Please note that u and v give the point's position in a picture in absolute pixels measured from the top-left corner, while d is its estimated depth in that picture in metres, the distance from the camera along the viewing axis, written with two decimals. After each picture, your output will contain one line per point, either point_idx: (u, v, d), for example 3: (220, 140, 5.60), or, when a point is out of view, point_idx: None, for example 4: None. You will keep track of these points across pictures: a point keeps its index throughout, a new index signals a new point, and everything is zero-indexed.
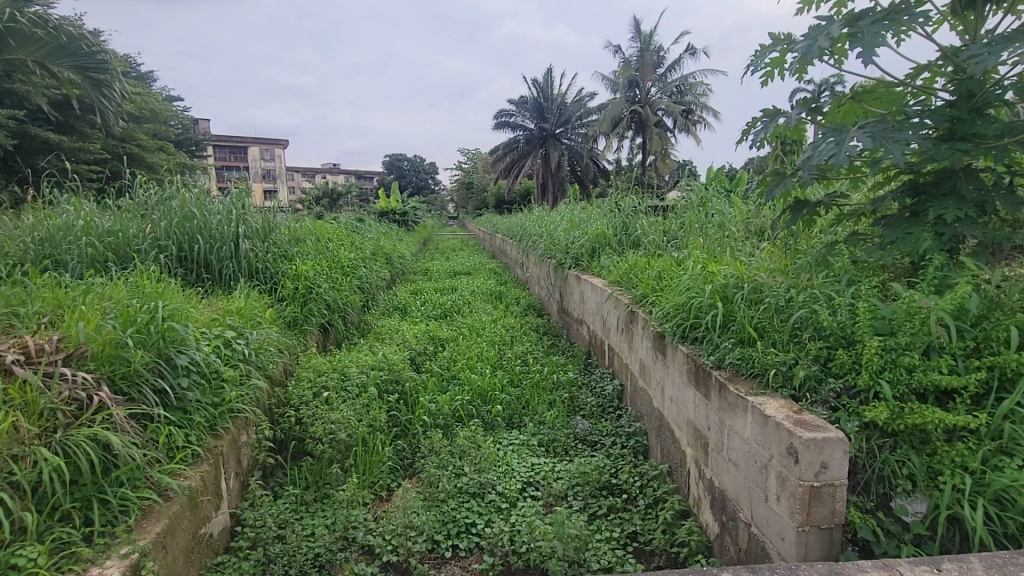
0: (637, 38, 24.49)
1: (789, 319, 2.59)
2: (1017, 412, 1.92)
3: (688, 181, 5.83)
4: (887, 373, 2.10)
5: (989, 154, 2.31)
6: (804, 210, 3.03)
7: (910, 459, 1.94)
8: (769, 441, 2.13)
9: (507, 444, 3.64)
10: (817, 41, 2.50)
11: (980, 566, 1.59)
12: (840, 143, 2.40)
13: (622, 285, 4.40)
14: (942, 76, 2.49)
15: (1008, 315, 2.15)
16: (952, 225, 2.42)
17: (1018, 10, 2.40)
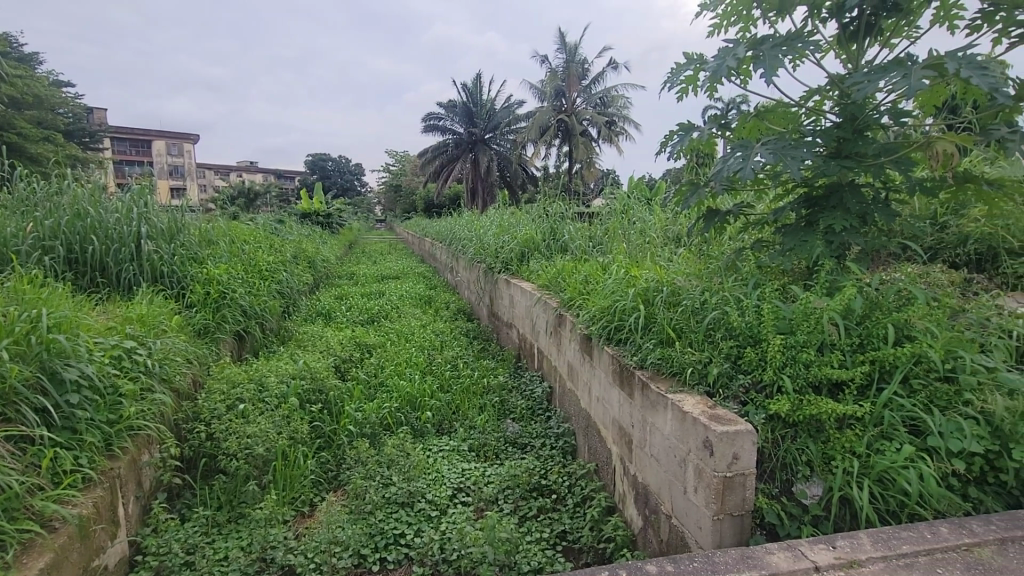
0: (564, 50, 25.20)
1: (703, 319, 2.76)
2: (894, 400, 2.17)
3: (611, 189, 6.07)
4: (788, 368, 2.29)
5: (870, 171, 2.60)
6: (716, 218, 3.25)
7: (808, 447, 2.13)
8: (687, 436, 2.25)
9: (437, 451, 3.59)
10: (726, 62, 2.71)
11: (867, 541, 1.77)
12: (746, 157, 2.60)
13: (550, 289, 4.50)
14: (830, 99, 2.77)
15: (886, 314, 2.43)
16: (840, 234, 2.70)
17: (890, 44, 2.72)
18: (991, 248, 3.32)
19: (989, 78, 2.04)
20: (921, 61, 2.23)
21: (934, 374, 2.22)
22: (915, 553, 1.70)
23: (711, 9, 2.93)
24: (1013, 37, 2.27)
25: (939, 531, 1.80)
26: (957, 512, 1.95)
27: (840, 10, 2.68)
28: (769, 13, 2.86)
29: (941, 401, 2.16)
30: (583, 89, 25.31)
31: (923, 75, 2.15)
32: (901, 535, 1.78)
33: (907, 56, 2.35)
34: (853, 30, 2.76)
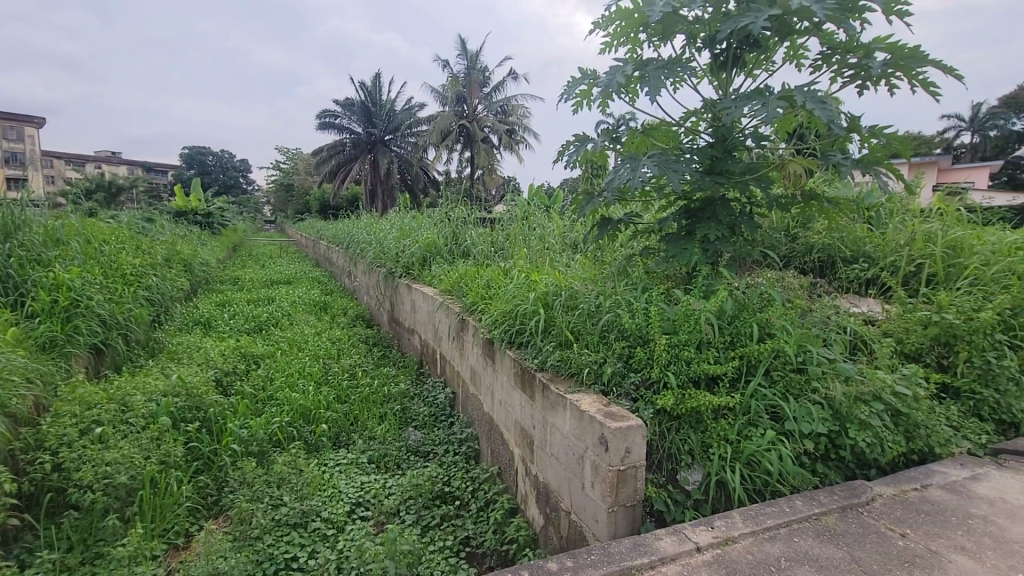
0: (465, 56, 25.33)
1: (598, 322, 2.91)
2: (759, 390, 2.44)
3: (512, 196, 6.20)
4: (672, 365, 2.49)
5: (738, 187, 2.91)
6: (608, 226, 3.45)
7: (689, 437, 2.33)
8: (585, 433, 2.35)
9: (333, 465, 3.42)
10: (615, 79, 2.91)
11: (739, 519, 1.97)
12: (634, 169, 2.80)
13: (452, 294, 4.48)
14: (705, 121, 3.07)
15: (752, 314, 2.73)
16: (714, 243, 2.99)
17: (753, 75, 3.08)
18: (831, 256, 3.88)
19: (828, 111, 2.39)
20: (777, 92, 2.55)
21: (790, 366, 2.53)
22: (776, 526, 1.92)
23: (602, 29, 3.12)
24: (844, 78, 2.68)
25: (795, 504, 2.06)
26: (809, 486, 2.24)
27: (711, 42, 2.98)
28: (653, 38, 3.11)
29: (795, 390, 2.47)
30: (485, 96, 25.59)
31: (778, 105, 2.46)
32: (766, 511, 2.01)
33: (765, 87, 2.68)
34: (722, 61, 3.09)
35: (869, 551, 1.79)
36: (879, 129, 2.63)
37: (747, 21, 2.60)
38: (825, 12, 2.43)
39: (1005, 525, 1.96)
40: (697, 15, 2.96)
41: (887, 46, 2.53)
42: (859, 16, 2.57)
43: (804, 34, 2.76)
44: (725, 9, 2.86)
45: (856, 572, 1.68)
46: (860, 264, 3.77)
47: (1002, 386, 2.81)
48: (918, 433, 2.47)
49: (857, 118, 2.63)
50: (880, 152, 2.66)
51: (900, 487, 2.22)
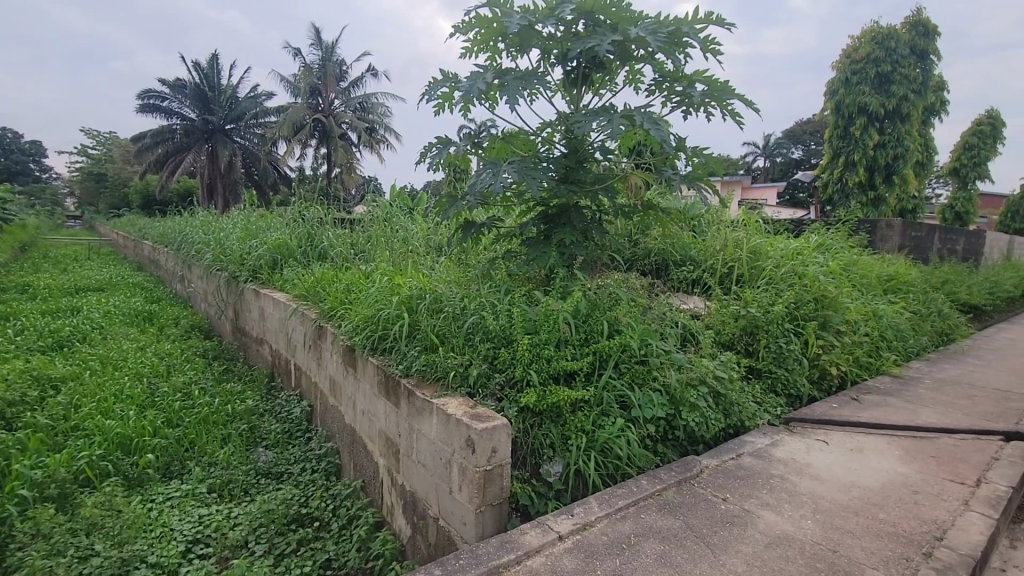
0: (319, 46, 23.83)
1: (463, 324, 2.94)
2: (610, 382, 2.66)
3: (373, 196, 5.97)
4: (534, 364, 2.59)
5: (589, 196, 3.16)
6: (472, 230, 3.50)
7: (550, 431, 2.45)
8: (452, 438, 2.35)
9: (163, 500, 2.97)
10: (476, 84, 2.97)
11: (596, 503, 2.13)
12: (496, 174, 2.88)
13: (308, 299, 4.17)
14: (559, 132, 3.27)
15: (603, 312, 2.97)
16: (569, 247, 3.20)
17: (600, 94, 3.37)
18: (665, 259, 4.41)
19: (661, 131, 2.70)
20: (620, 111, 2.82)
21: (635, 358, 2.80)
22: (627, 506, 2.11)
23: (463, 34, 3.16)
24: (673, 103, 3.05)
25: (641, 483, 2.28)
26: (652, 465, 2.50)
27: (563, 59, 3.19)
28: (511, 49, 3.24)
29: (639, 380, 2.74)
30: (342, 91, 24.34)
31: (621, 122, 2.72)
32: (618, 493, 2.20)
33: (610, 106, 2.94)
34: (573, 78, 3.32)
35: (700, 517, 2.05)
36: (700, 150, 3.05)
37: (595, 43, 2.83)
38: (658, 43, 2.74)
39: (795, 481, 2.40)
40: (551, 32, 3.15)
41: (705, 79, 2.94)
42: (684, 50, 2.95)
43: (641, 61, 3.09)
44: (575, 30, 3.08)
45: (691, 537, 1.92)
46: (688, 266, 4.32)
47: (790, 366, 3.44)
48: (733, 410, 2.91)
49: (684, 139, 3.02)
50: (701, 170, 3.08)
51: (721, 457, 2.59)
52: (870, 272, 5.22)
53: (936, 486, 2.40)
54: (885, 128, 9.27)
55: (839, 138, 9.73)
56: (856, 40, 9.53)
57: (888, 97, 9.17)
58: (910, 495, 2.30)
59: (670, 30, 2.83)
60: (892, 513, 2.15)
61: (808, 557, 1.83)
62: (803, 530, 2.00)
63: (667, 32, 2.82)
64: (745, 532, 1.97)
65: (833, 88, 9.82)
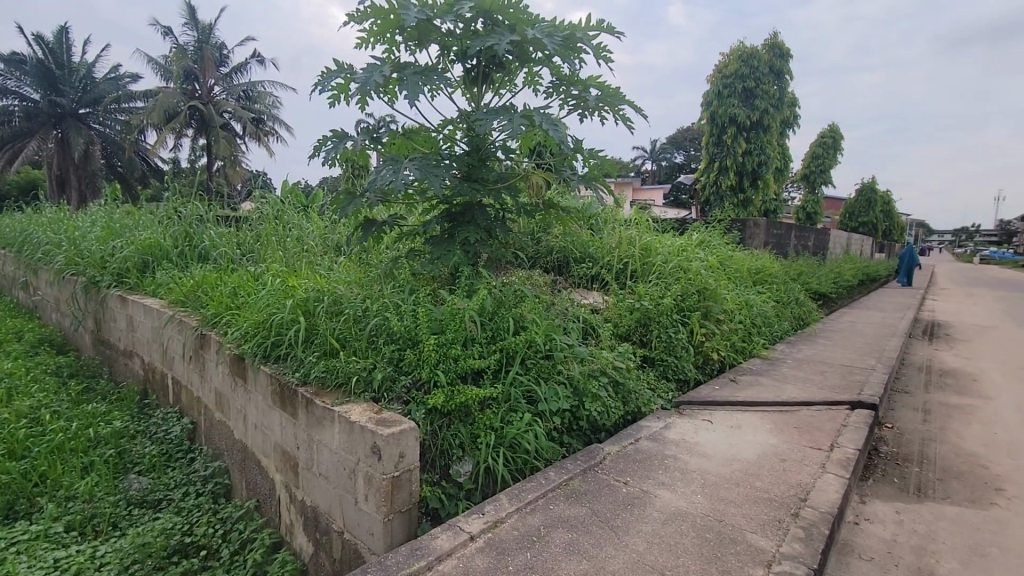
0: (194, 26, 21.60)
1: (365, 327, 2.82)
2: (517, 378, 2.69)
3: (261, 192, 5.53)
4: (441, 364, 2.55)
5: (491, 194, 3.17)
6: (372, 228, 3.38)
7: (459, 431, 2.43)
8: (356, 446, 2.24)
9: (5, 547, 2.53)
10: (373, 76, 2.87)
11: (507, 499, 2.15)
12: (396, 171, 2.80)
13: (187, 305, 3.77)
14: (460, 130, 3.25)
15: (509, 309, 3.00)
16: (473, 245, 3.20)
17: (500, 94, 3.40)
18: (566, 256, 4.57)
19: (559, 132, 2.78)
20: (520, 111, 2.87)
21: (540, 353, 2.86)
22: (536, 498, 2.16)
23: (357, 23, 3.03)
24: (570, 105, 3.16)
25: (549, 475, 2.34)
26: (558, 456, 2.58)
27: (463, 56, 3.18)
28: (409, 42, 3.16)
29: (545, 374, 2.81)
30: (223, 77, 22.29)
31: (521, 122, 2.77)
32: (527, 487, 2.23)
33: (511, 106, 2.98)
34: (474, 76, 3.32)
35: (604, 502, 2.15)
36: (595, 152, 3.19)
37: (494, 42, 2.85)
38: (554, 46, 2.82)
39: (686, 459, 2.61)
40: (449, 28, 3.12)
41: (598, 84, 3.08)
42: (578, 55, 3.06)
43: (538, 63, 3.16)
44: (474, 28, 3.08)
45: (597, 523, 2.01)
46: (587, 262, 4.52)
47: (679, 354, 3.73)
48: (631, 397, 3.09)
49: (580, 141, 3.14)
50: (597, 171, 3.23)
51: (622, 443, 2.74)
52: (743, 266, 5.81)
53: (800, 453, 2.73)
54: (751, 137, 10.37)
55: (714, 145, 10.71)
56: (726, 57, 10.53)
57: (753, 109, 10.26)
58: (780, 463, 2.60)
59: (566, 34, 2.92)
60: (767, 480, 2.41)
61: (699, 529, 1.99)
62: (694, 504, 2.18)
63: (563, 36, 2.91)
64: (645, 512, 2.09)
65: (708, 99, 10.77)
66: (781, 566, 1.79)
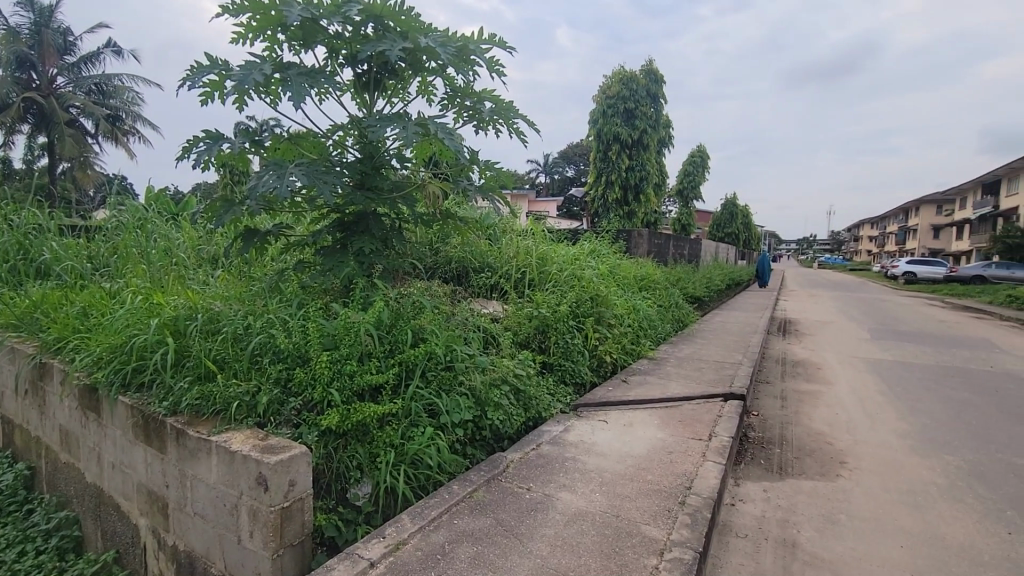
0: (27, 5, 18.62)
1: (247, 346, 2.58)
2: (417, 392, 2.62)
3: (118, 198, 4.88)
4: (335, 383, 2.40)
5: (386, 204, 3.08)
6: (255, 238, 3.12)
7: (357, 451, 2.30)
8: (238, 478, 2.04)
9: None
10: (251, 74, 2.68)
11: (409, 519, 2.07)
12: (280, 176, 2.62)
13: (20, 329, 3.20)
14: (351, 137, 3.13)
15: (407, 321, 2.91)
16: (368, 256, 3.07)
17: (392, 102, 3.33)
18: (465, 266, 4.56)
19: (455, 142, 2.78)
20: (413, 119, 2.83)
21: (440, 365, 2.80)
22: (439, 514, 2.10)
23: (232, 16, 2.80)
24: (465, 117, 3.17)
25: (452, 489, 2.30)
26: (462, 469, 2.55)
27: (352, 60, 3.07)
28: (293, 41, 2.99)
29: (446, 386, 2.75)
30: (67, 66, 19.43)
31: (415, 130, 2.73)
32: (429, 504, 2.17)
33: (404, 113, 2.93)
34: (365, 82, 3.22)
35: (508, 511, 2.16)
36: (491, 164, 3.24)
37: (384, 47, 2.78)
38: (447, 56, 2.82)
39: (584, 460, 2.71)
40: (337, 30, 2.99)
41: (492, 97, 3.13)
42: (471, 67, 3.09)
43: (432, 73, 3.14)
44: (363, 33, 2.99)
45: (501, 533, 2.00)
46: (486, 272, 4.55)
47: (575, 359, 3.88)
48: (532, 403, 3.15)
49: (476, 152, 3.16)
50: (494, 182, 3.28)
51: (524, 450, 2.77)
52: (629, 274, 6.22)
53: (684, 444, 2.96)
54: (633, 154, 11.18)
55: (601, 160, 11.38)
56: (608, 79, 11.27)
57: (634, 129, 11.07)
58: (667, 456, 2.79)
59: (459, 46, 2.93)
60: (656, 473, 2.57)
61: (599, 527, 2.07)
62: (593, 503, 2.26)
63: (456, 47, 2.92)
64: (547, 516, 2.13)
65: (594, 117, 11.43)
66: (672, 552, 1.91)
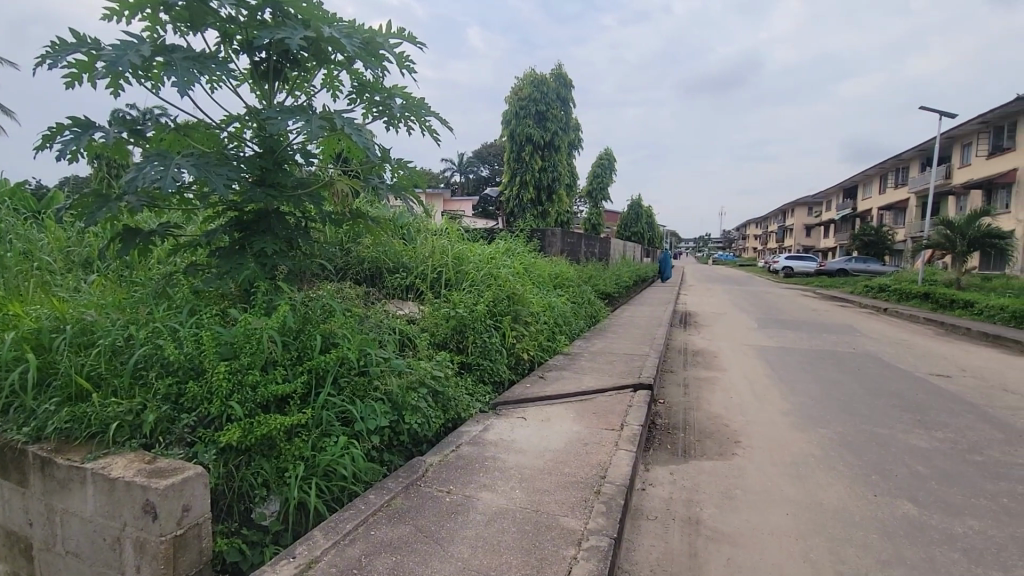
0: None
1: (129, 359, 2.32)
2: (329, 400, 2.49)
3: None
4: (235, 395, 2.20)
5: (290, 201, 2.89)
6: (136, 238, 2.80)
7: (262, 467, 2.14)
8: (120, 508, 1.82)
9: None
10: (126, 55, 2.41)
11: (322, 535, 1.96)
12: (165, 169, 2.37)
13: None
14: (249, 129, 2.91)
15: (316, 326, 2.75)
16: (270, 257, 2.86)
17: (295, 94, 3.14)
18: (378, 267, 4.41)
19: (364, 138, 2.67)
20: (318, 112, 2.68)
21: (353, 370, 2.68)
22: (355, 527, 2.02)
23: None
24: (374, 113, 3.06)
25: (369, 499, 2.21)
26: (379, 477, 2.46)
27: (248, 47, 2.86)
28: (178, 22, 2.73)
29: (360, 392, 2.64)
30: None
31: (320, 124, 2.59)
32: (344, 517, 2.07)
33: (308, 106, 2.78)
34: (263, 71, 3.02)
35: (427, 516, 2.12)
36: (403, 162, 3.15)
37: (284, 35, 2.61)
38: (353, 49, 2.70)
39: (503, 458, 2.72)
40: (229, 13, 2.77)
41: (403, 94, 3.05)
42: (380, 62, 2.99)
43: (337, 65, 3.00)
44: (260, 18, 2.79)
45: (421, 539, 1.96)
46: (400, 273, 4.43)
47: (493, 358, 3.90)
48: (450, 405, 3.12)
49: (387, 150, 3.07)
50: (407, 181, 3.20)
51: (443, 453, 2.73)
52: (544, 272, 6.37)
53: (598, 435, 3.07)
54: (546, 155, 11.45)
55: (515, 160, 11.53)
56: (520, 81, 11.43)
57: (546, 131, 11.33)
58: (583, 447, 2.89)
59: (365, 38, 2.82)
60: (573, 465, 2.65)
61: (519, 523, 2.09)
62: (513, 500, 2.28)
63: (362, 39, 2.80)
64: (468, 518, 2.12)
65: (507, 118, 11.55)
66: (589, 541, 1.98)
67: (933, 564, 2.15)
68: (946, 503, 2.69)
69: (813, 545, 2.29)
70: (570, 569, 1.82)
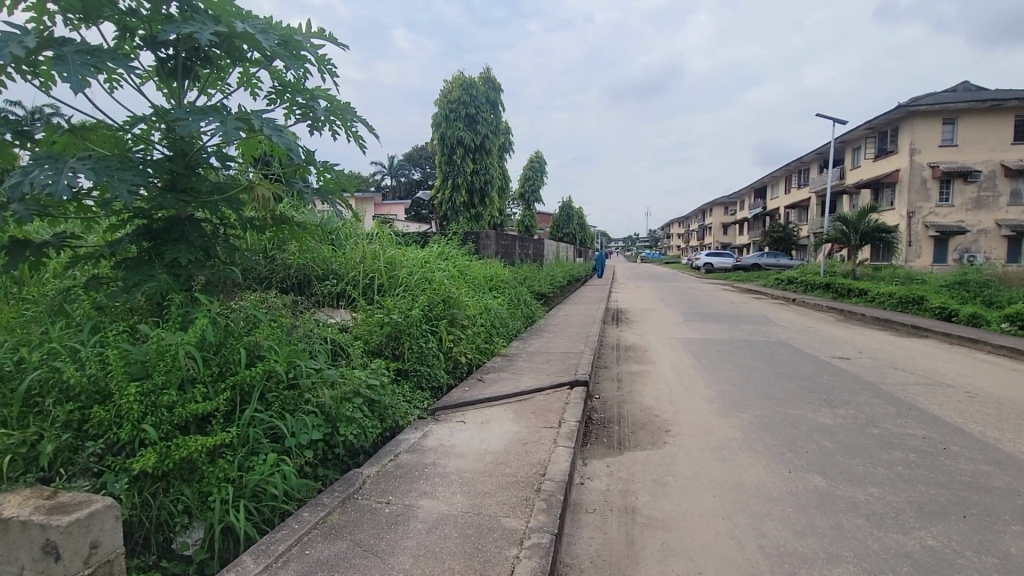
0: None
1: (20, 385, 2.11)
2: (255, 417, 2.35)
3: None
4: (148, 418, 2.03)
5: (205, 207, 2.72)
6: (28, 251, 2.52)
7: (183, 494, 1.99)
8: (15, 551, 1.63)
9: None
10: (7, 46, 2.18)
11: (251, 560, 1.84)
12: (57, 172, 2.16)
13: None
14: (157, 130, 2.70)
15: (238, 339, 2.58)
16: (184, 267, 2.67)
17: (207, 93, 2.97)
18: (306, 274, 4.24)
19: (285, 138, 2.55)
20: (234, 112, 2.54)
21: (282, 384, 2.55)
22: (289, 547, 1.93)
23: None
24: (296, 114, 2.94)
25: (302, 517, 2.12)
26: (313, 492, 2.36)
27: (153, 43, 2.67)
28: (68, 13, 2.50)
29: (290, 407, 2.51)
30: None
31: (237, 126, 2.45)
32: (276, 538, 1.97)
33: (223, 107, 2.63)
34: (171, 68, 2.83)
35: (366, 530, 2.06)
36: (329, 166, 3.04)
37: (191, 29, 2.46)
38: (270, 45, 2.57)
39: (444, 463, 2.71)
40: (129, 6, 2.58)
41: (326, 95, 2.95)
42: (302, 62, 2.88)
43: (254, 64, 2.85)
44: (165, 11, 2.61)
45: (360, 553, 1.91)
46: (330, 279, 4.29)
47: (430, 362, 3.86)
48: (388, 413, 3.05)
49: (312, 153, 2.95)
50: (333, 185, 3.09)
51: (382, 463, 2.67)
52: (478, 273, 6.37)
53: (537, 434, 3.12)
54: (477, 158, 11.46)
55: (446, 164, 11.50)
56: (448, 83, 11.30)
57: (476, 134, 11.30)
58: (523, 447, 2.92)
59: (283, 36, 2.71)
60: (514, 465, 2.68)
61: (461, 528, 2.09)
62: (455, 505, 2.27)
63: (278, 36, 2.68)
64: (408, 527, 2.09)
65: (436, 121, 11.42)
66: (531, 539, 2.01)
67: (840, 530, 2.38)
68: (850, 473, 2.98)
69: (737, 522, 2.46)
70: (513, 568, 1.84)
